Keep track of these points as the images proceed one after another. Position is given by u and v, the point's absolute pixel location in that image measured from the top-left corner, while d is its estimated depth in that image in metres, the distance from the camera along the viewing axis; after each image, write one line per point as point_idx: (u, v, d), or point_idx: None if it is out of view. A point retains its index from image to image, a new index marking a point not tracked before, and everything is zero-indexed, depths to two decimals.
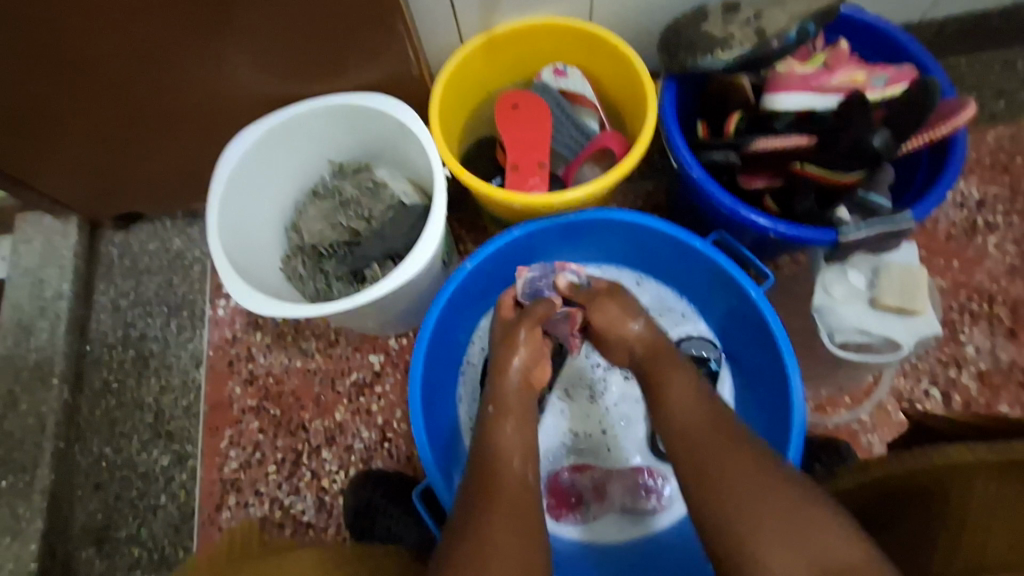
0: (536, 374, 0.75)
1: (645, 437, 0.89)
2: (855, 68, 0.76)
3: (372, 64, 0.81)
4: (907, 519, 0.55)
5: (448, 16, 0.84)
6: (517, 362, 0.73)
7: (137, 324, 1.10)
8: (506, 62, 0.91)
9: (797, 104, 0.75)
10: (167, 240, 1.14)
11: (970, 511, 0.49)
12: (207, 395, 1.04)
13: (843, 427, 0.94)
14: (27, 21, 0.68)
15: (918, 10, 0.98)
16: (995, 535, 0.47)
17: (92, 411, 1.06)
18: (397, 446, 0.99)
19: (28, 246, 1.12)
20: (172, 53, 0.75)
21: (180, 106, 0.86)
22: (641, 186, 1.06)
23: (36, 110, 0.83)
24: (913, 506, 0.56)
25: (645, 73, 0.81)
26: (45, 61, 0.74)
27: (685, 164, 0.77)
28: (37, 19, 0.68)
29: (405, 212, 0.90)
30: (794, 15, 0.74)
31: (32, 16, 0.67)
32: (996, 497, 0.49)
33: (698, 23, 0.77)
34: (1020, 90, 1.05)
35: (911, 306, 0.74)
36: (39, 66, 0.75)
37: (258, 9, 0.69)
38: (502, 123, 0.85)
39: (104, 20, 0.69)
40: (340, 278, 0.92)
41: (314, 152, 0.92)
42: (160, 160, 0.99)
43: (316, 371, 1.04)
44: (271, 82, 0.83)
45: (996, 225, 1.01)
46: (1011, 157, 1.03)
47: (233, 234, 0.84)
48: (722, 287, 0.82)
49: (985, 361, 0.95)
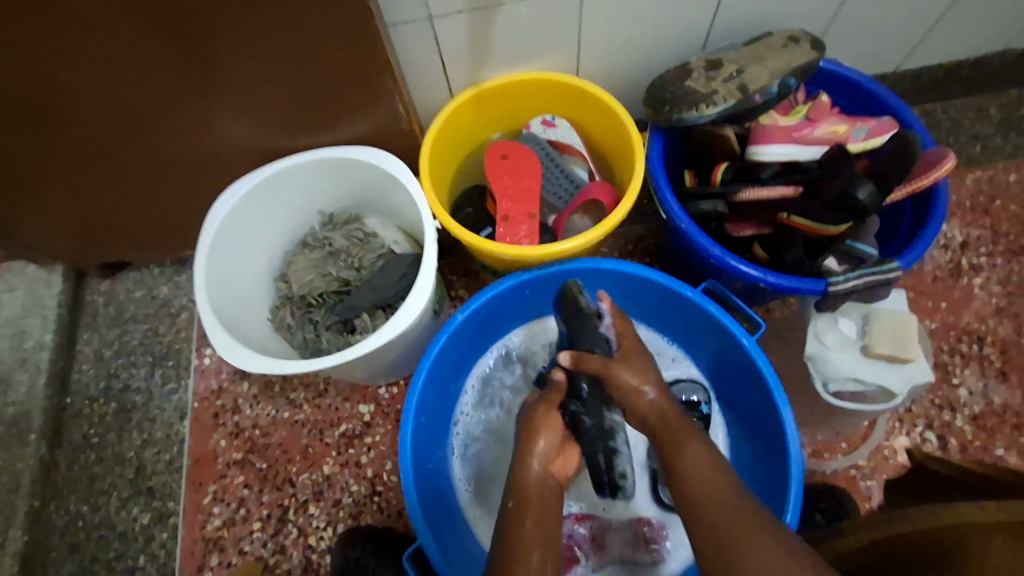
0: (560, 464, 0.73)
1: (648, 490, 0.88)
2: (836, 120, 0.78)
3: (362, 117, 0.81)
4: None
5: (436, 71, 0.86)
6: (539, 446, 0.70)
7: (120, 375, 1.07)
8: (496, 113, 0.92)
9: (782, 155, 0.77)
10: (154, 288, 1.13)
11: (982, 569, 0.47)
12: (191, 449, 1.01)
13: (841, 473, 0.93)
14: (4, 72, 0.66)
15: (893, 62, 1.02)
16: None
17: (70, 468, 1.02)
18: (388, 500, 0.97)
19: (11, 295, 1.10)
20: (157, 104, 0.74)
21: (168, 160, 0.86)
22: (631, 231, 1.05)
23: (23, 167, 0.83)
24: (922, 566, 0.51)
25: (631, 126, 0.83)
26: (27, 113, 0.73)
27: (673, 215, 0.77)
28: (18, 72, 0.67)
29: (395, 262, 0.90)
30: (774, 72, 0.76)
31: (9, 68, 0.66)
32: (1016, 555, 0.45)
33: (681, 79, 0.79)
34: (994, 134, 1.10)
35: (905, 355, 0.74)
36: (17, 117, 0.73)
37: (248, 62, 0.69)
38: (491, 173, 0.86)
39: (87, 71, 0.68)
40: (329, 327, 0.91)
41: (304, 204, 0.92)
42: (147, 213, 0.98)
43: (304, 422, 1.02)
44: (260, 138, 0.83)
45: (980, 266, 1.03)
46: (990, 201, 1.06)
47: (221, 287, 0.83)
48: (712, 334, 0.82)
49: (979, 404, 0.95)
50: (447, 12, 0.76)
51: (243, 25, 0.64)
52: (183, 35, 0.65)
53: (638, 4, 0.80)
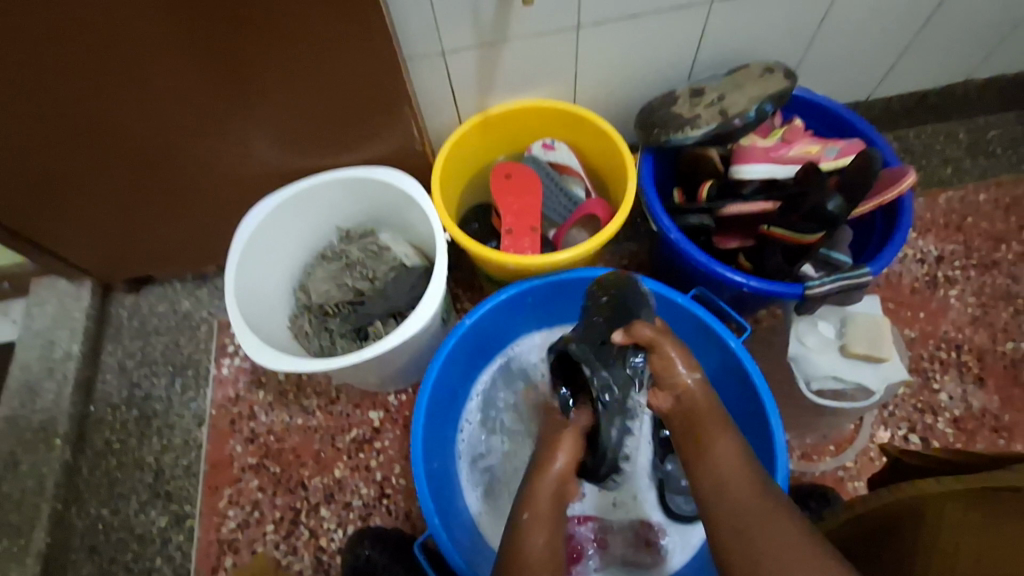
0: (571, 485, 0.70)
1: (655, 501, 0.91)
2: (810, 142, 0.86)
3: (379, 139, 0.89)
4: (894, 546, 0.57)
5: (446, 98, 0.95)
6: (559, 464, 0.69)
7: (142, 384, 1.13)
8: (500, 137, 1.00)
9: (761, 172, 0.84)
10: (175, 302, 1.19)
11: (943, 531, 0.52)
12: (208, 455, 1.06)
13: (829, 474, 0.97)
14: (63, 103, 0.74)
15: (865, 90, 1.11)
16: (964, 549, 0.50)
17: (92, 472, 1.07)
18: (396, 502, 1.01)
19: (40, 308, 1.16)
20: (195, 130, 0.82)
21: (199, 182, 0.93)
22: (626, 247, 1.12)
23: (66, 188, 0.90)
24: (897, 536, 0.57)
25: (624, 148, 0.91)
26: (76, 139, 0.80)
27: (663, 227, 0.85)
28: (75, 102, 0.74)
29: (406, 274, 0.97)
30: (752, 98, 0.85)
31: (68, 99, 0.74)
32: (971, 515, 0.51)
33: (668, 105, 0.89)
34: (963, 157, 1.18)
35: (880, 354, 0.80)
36: (67, 142, 0.81)
37: (280, 93, 0.77)
38: (496, 192, 0.93)
39: (135, 100, 0.75)
40: (343, 335, 0.97)
41: (323, 220, 1.00)
42: (175, 231, 1.05)
43: (316, 428, 1.06)
44: (284, 161, 0.90)
45: (956, 279, 1.09)
46: (962, 218, 1.13)
47: (247, 295, 0.90)
48: (703, 340, 0.88)
49: (959, 408, 1.00)
50: (457, 47, 0.85)
51: (279, 62, 0.72)
52: (225, 70, 0.72)
53: (629, 40, 0.89)
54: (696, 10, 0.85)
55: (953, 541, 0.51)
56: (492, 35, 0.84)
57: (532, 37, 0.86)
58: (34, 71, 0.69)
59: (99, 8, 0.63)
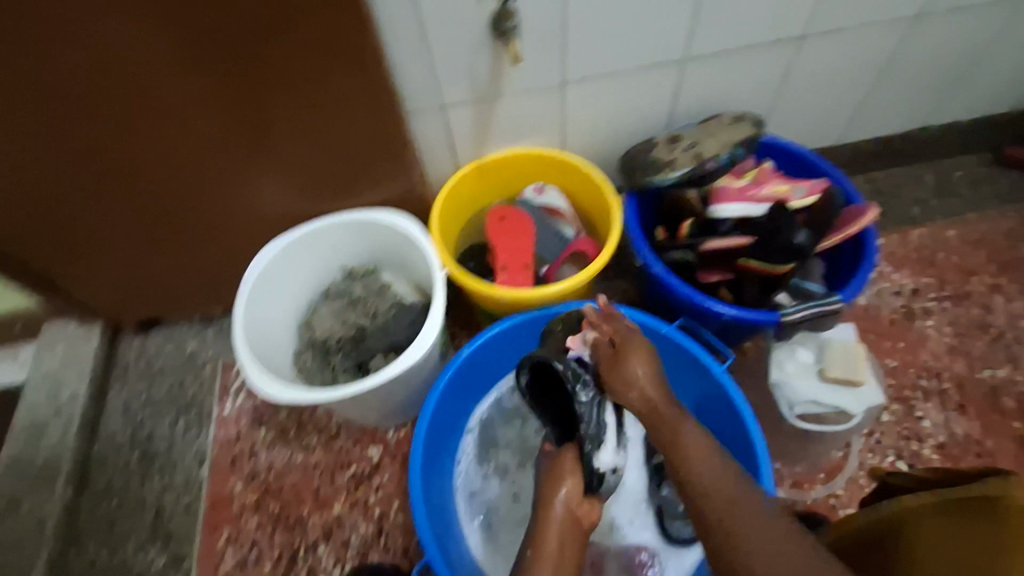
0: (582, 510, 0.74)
1: (656, 528, 0.92)
2: (779, 182, 0.93)
3: (383, 185, 0.96)
4: (882, 556, 0.59)
5: (445, 147, 1.02)
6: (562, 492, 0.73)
7: (146, 424, 1.15)
8: (495, 182, 1.08)
9: (736, 212, 0.90)
10: (182, 343, 1.22)
11: (922, 536, 0.54)
12: (209, 493, 1.07)
13: (821, 502, 0.99)
14: (94, 156, 0.81)
15: (832, 136, 1.20)
16: (943, 551, 0.52)
17: (92, 513, 1.08)
18: (394, 538, 1.02)
19: (50, 351, 1.20)
20: (212, 178, 0.89)
21: (214, 227, 1.00)
22: (616, 284, 1.18)
23: (87, 233, 0.96)
24: (887, 546, 0.58)
25: (609, 190, 0.98)
26: (101, 186, 0.87)
27: (647, 262, 0.91)
28: (103, 154, 0.81)
29: (406, 310, 1.02)
30: (723, 143, 0.94)
31: (99, 153, 0.81)
32: (944, 519, 0.53)
33: (648, 151, 0.98)
34: (930, 197, 1.26)
35: (856, 378, 0.87)
36: (93, 190, 0.87)
37: (294, 143, 0.85)
38: (493, 232, 1.00)
39: (159, 151, 0.82)
40: (345, 370, 1.01)
41: (328, 260, 1.06)
42: (186, 274, 1.10)
43: (316, 465, 1.08)
44: (293, 203, 0.97)
45: (932, 310, 1.14)
46: (933, 253, 1.20)
47: (255, 332, 0.94)
48: (693, 369, 0.92)
49: (943, 435, 1.03)
50: (454, 101, 0.93)
51: (292, 115, 0.80)
52: (243, 122, 0.80)
53: (610, 93, 0.98)
54: (669, 67, 0.95)
55: (930, 542, 0.53)
56: (486, 90, 0.93)
57: (522, 92, 0.94)
58: (70, 127, 0.76)
59: (136, 72, 0.70)
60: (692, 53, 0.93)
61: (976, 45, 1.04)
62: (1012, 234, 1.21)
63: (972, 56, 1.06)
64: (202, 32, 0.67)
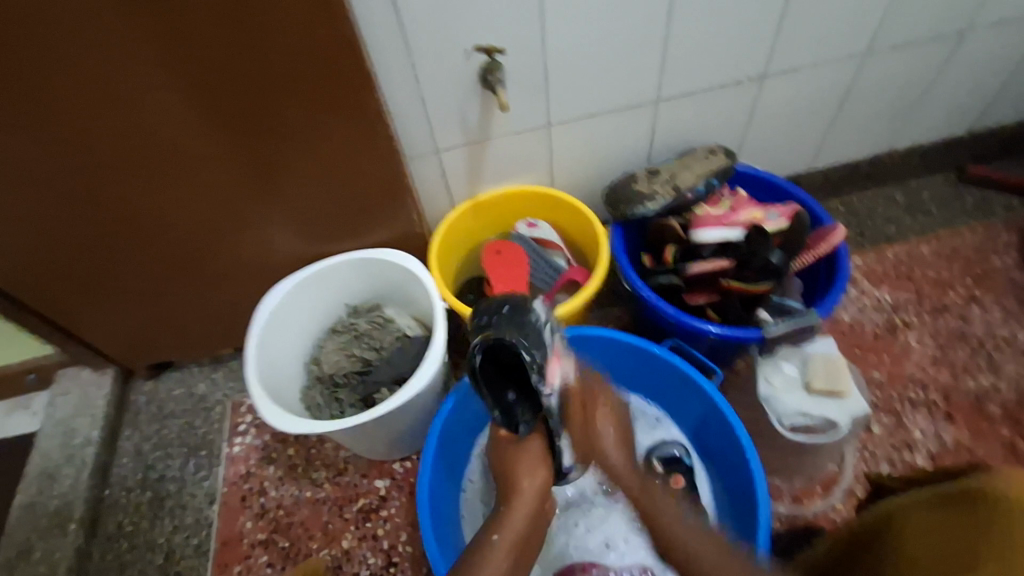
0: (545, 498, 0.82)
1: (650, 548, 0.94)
2: (754, 208, 0.99)
3: (385, 226, 1.03)
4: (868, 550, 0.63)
5: (441, 188, 1.10)
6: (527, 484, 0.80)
7: (156, 466, 1.17)
8: (490, 220, 1.15)
9: (717, 236, 0.96)
10: (192, 385, 1.26)
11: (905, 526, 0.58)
12: (219, 532, 1.09)
13: (821, 515, 1.01)
14: (118, 208, 0.88)
15: (804, 163, 1.28)
16: (919, 537, 0.56)
17: (103, 557, 1.09)
18: (403, 570, 1.03)
19: (64, 398, 1.23)
20: (225, 225, 0.96)
21: (226, 270, 1.05)
22: (610, 311, 1.23)
23: (105, 280, 1.02)
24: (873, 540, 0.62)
25: (597, 222, 1.05)
26: (121, 235, 0.93)
27: (635, 286, 0.96)
28: (125, 204, 0.88)
29: (410, 343, 1.07)
30: (698, 174, 1.02)
31: (122, 203, 0.88)
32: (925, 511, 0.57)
33: (631, 184, 1.05)
34: (903, 216, 1.33)
35: (839, 388, 0.92)
36: (113, 239, 0.94)
37: (304, 189, 0.92)
38: (488, 266, 1.06)
39: (175, 200, 0.89)
40: (352, 405, 1.05)
41: (334, 299, 1.11)
42: (197, 317, 1.15)
43: (325, 500, 1.10)
44: (301, 245, 1.03)
45: (913, 324, 1.19)
46: (910, 269, 1.26)
47: (266, 367, 0.99)
48: (686, 389, 0.96)
49: (933, 444, 1.06)
50: (448, 147, 1.01)
51: (301, 164, 0.88)
52: (255, 171, 0.87)
53: (592, 134, 1.06)
54: (645, 108, 1.03)
55: (912, 531, 0.57)
56: (477, 135, 1.01)
57: (511, 135, 1.02)
58: (96, 180, 0.83)
59: (159, 129, 0.78)
60: (665, 95, 1.02)
61: (924, 76, 1.13)
62: (982, 248, 1.27)
63: (923, 86, 1.16)
64: (220, 95, 0.76)
